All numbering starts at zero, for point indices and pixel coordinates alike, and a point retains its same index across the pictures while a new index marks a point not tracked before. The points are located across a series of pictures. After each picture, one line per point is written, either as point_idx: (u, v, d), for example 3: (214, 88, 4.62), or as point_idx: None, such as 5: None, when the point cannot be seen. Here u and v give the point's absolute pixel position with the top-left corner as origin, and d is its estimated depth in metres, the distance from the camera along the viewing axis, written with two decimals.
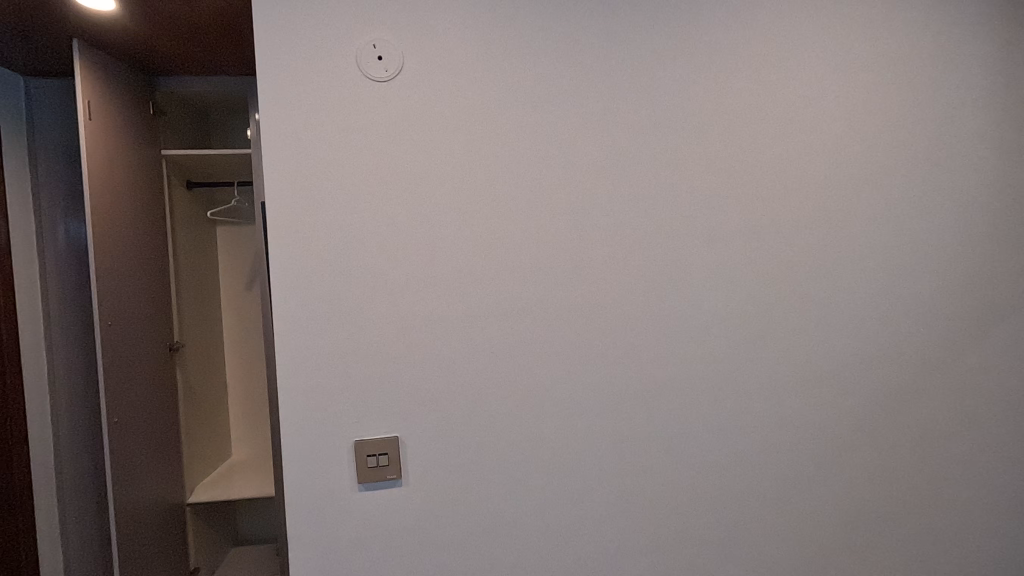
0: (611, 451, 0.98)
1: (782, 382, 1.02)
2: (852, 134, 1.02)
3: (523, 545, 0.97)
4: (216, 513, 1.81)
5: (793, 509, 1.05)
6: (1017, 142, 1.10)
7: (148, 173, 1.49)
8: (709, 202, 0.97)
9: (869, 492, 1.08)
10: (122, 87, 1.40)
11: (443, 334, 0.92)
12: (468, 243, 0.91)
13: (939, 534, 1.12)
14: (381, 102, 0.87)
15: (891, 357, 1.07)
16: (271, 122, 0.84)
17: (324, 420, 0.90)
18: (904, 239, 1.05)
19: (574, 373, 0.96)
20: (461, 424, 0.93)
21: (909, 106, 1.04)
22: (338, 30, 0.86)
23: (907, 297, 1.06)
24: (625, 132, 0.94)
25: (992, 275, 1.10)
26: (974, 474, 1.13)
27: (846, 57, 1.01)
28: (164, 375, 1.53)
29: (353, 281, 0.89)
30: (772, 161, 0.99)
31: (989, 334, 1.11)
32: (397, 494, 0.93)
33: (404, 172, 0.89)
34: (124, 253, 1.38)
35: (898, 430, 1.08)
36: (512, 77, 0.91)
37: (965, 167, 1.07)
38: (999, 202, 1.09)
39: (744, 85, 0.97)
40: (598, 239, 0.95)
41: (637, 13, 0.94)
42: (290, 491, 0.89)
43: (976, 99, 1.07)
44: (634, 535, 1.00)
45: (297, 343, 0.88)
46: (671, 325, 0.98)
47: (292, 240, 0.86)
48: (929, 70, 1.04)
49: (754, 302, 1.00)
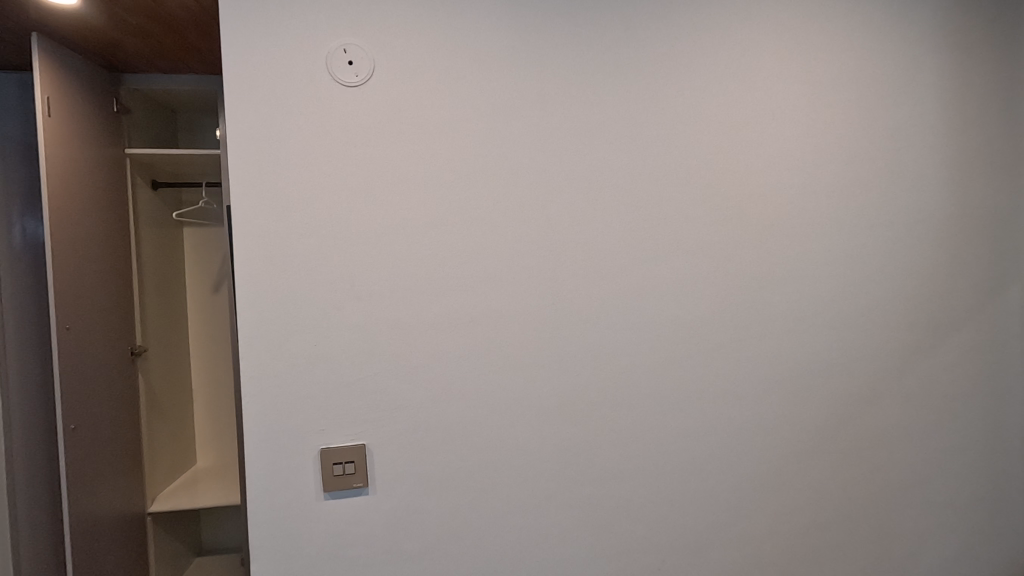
0: (578, 457, 0.99)
1: (746, 389, 1.04)
2: (815, 147, 1.04)
3: (491, 555, 0.97)
4: (179, 522, 1.76)
5: (757, 515, 1.07)
6: (971, 158, 1.14)
7: (110, 172, 1.45)
8: (676, 212, 0.99)
9: (830, 496, 1.10)
10: (84, 83, 1.35)
11: (411, 341, 0.91)
12: (437, 251, 0.91)
13: (898, 541, 1.15)
14: (351, 107, 0.87)
15: (853, 368, 1.10)
16: (238, 126, 0.83)
17: (290, 428, 0.88)
18: (864, 250, 1.08)
19: (543, 380, 0.96)
20: (429, 431, 0.93)
21: (870, 121, 1.07)
22: (309, 34, 0.85)
23: (867, 306, 1.09)
24: (596, 144, 0.95)
25: (949, 285, 1.14)
26: (932, 478, 1.16)
27: (810, 70, 1.03)
28: (125, 379, 1.48)
29: (321, 287, 0.88)
30: (739, 173, 1.01)
31: (945, 343, 1.14)
32: (364, 502, 0.92)
33: (374, 178, 0.88)
34: (84, 254, 1.34)
35: (859, 436, 1.11)
36: (482, 84, 0.91)
37: (923, 180, 1.11)
38: (954, 215, 1.13)
39: (713, 99, 0.99)
40: (568, 247, 0.95)
41: (607, 24, 0.95)
42: (254, 500, 0.88)
43: (933, 116, 1.11)
44: (602, 542, 1.01)
45: (263, 349, 0.87)
46: (639, 333, 0.99)
47: (259, 245, 0.85)
48: (889, 87, 1.08)
49: (721, 311, 1.02)
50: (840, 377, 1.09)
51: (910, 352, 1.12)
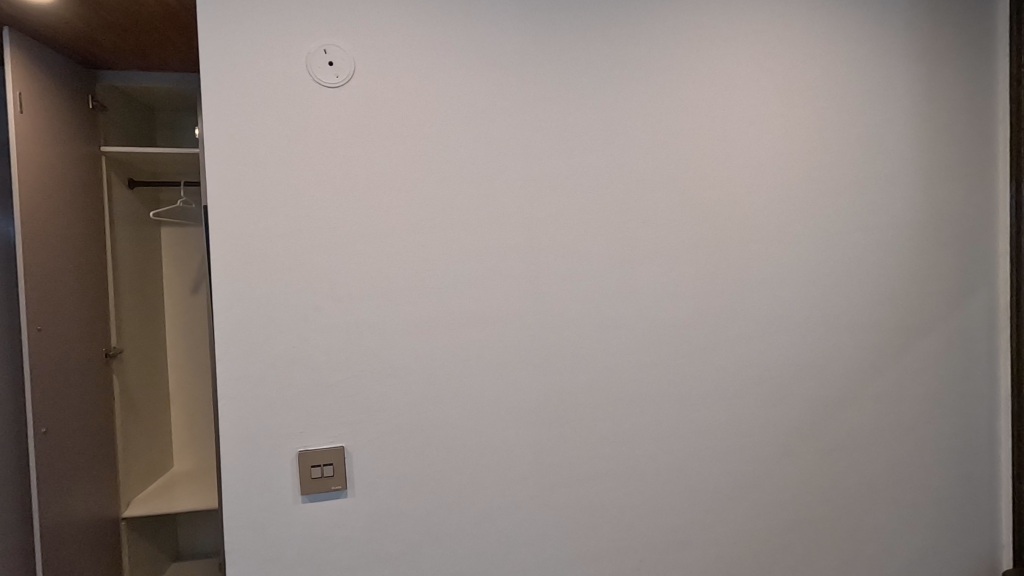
0: (558, 457, 0.99)
1: (722, 390, 1.06)
2: (790, 152, 1.07)
3: (470, 556, 0.97)
4: (155, 527, 1.72)
5: (733, 515, 1.09)
6: (940, 164, 1.17)
7: (85, 170, 1.42)
8: (655, 215, 1.00)
9: (803, 496, 1.12)
10: (60, 80, 1.33)
11: (391, 343, 0.91)
12: (418, 253, 0.91)
13: (870, 539, 1.17)
14: (331, 108, 0.87)
15: (828, 370, 1.12)
16: (217, 125, 0.83)
17: (268, 429, 0.88)
18: (837, 254, 1.11)
19: (523, 381, 0.97)
20: (409, 433, 0.93)
21: (843, 127, 1.10)
22: (289, 35, 0.85)
23: (840, 308, 1.12)
24: (576, 147, 0.96)
25: (919, 289, 1.17)
26: (901, 478, 1.18)
27: (784, 77, 1.05)
28: (98, 382, 1.45)
29: (302, 288, 0.88)
30: (716, 178, 1.03)
31: (915, 345, 1.17)
32: (343, 505, 0.91)
33: (355, 180, 0.88)
34: (57, 254, 1.31)
35: (832, 436, 1.13)
36: (463, 87, 0.92)
37: (894, 186, 1.13)
38: (923, 220, 1.16)
39: (691, 104, 1.01)
40: (547, 249, 0.96)
41: (587, 29, 0.96)
42: (230, 503, 0.87)
43: (904, 123, 1.14)
44: (581, 543, 1.01)
45: (242, 350, 0.86)
46: (618, 335, 1.00)
47: (238, 245, 0.85)
48: (861, 94, 1.10)
49: (699, 314, 1.04)
50: (816, 379, 1.11)
51: (881, 354, 1.15)
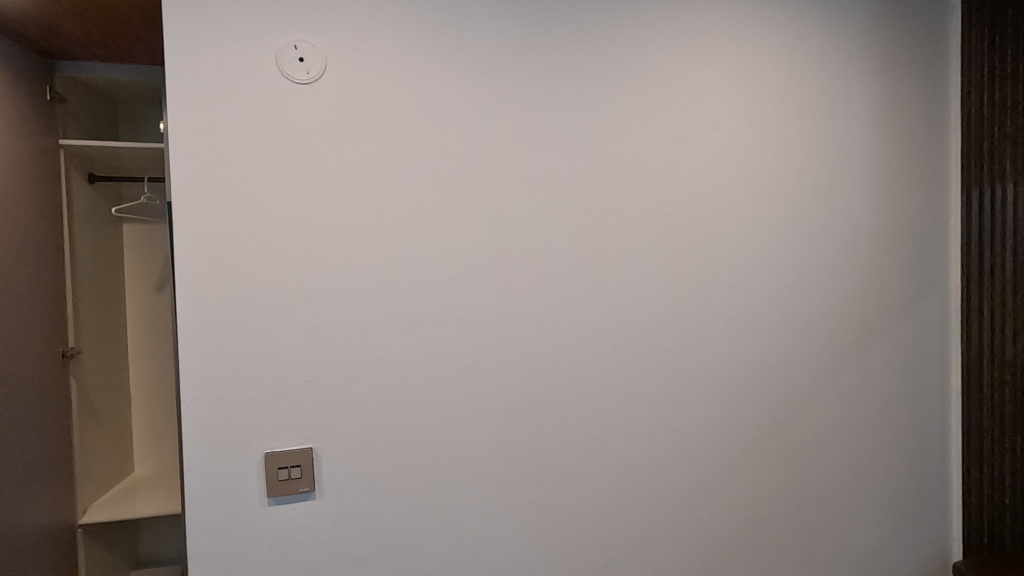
0: (528, 457, 1.00)
1: (690, 389, 1.08)
2: (755, 158, 1.10)
3: (440, 557, 0.97)
4: (115, 534, 1.65)
5: (699, 511, 1.11)
6: (895, 172, 1.22)
7: (43, 165, 1.36)
8: (625, 218, 1.02)
9: (766, 493, 1.16)
10: (18, 71, 1.28)
11: (360, 342, 0.91)
12: (390, 252, 0.91)
13: (829, 534, 1.21)
14: (301, 104, 0.86)
15: (790, 369, 1.15)
16: (181, 120, 0.81)
17: (232, 431, 0.86)
18: (799, 257, 1.14)
19: (494, 382, 0.97)
20: (379, 434, 0.92)
21: (805, 135, 1.13)
22: (258, 30, 0.84)
23: (801, 310, 1.15)
24: (547, 150, 0.97)
25: (875, 292, 1.21)
26: (858, 474, 1.23)
27: (750, 85, 1.09)
28: (54, 384, 1.39)
29: (269, 287, 0.86)
30: (684, 182, 1.05)
31: (872, 346, 1.22)
32: (311, 507, 0.90)
33: (325, 177, 0.88)
34: (11, 251, 1.25)
35: (793, 434, 1.17)
36: (436, 87, 0.92)
37: (852, 192, 1.18)
38: (880, 226, 1.21)
39: (660, 110, 1.03)
40: (519, 250, 0.97)
41: (559, 35, 0.97)
42: (193, 506, 0.85)
43: (862, 132, 1.18)
44: (551, 541, 1.02)
45: (206, 350, 0.85)
46: (588, 335, 1.02)
47: (203, 242, 0.83)
48: (823, 103, 1.14)
49: (667, 315, 1.06)
50: (779, 379, 1.15)
51: (840, 355, 1.19)
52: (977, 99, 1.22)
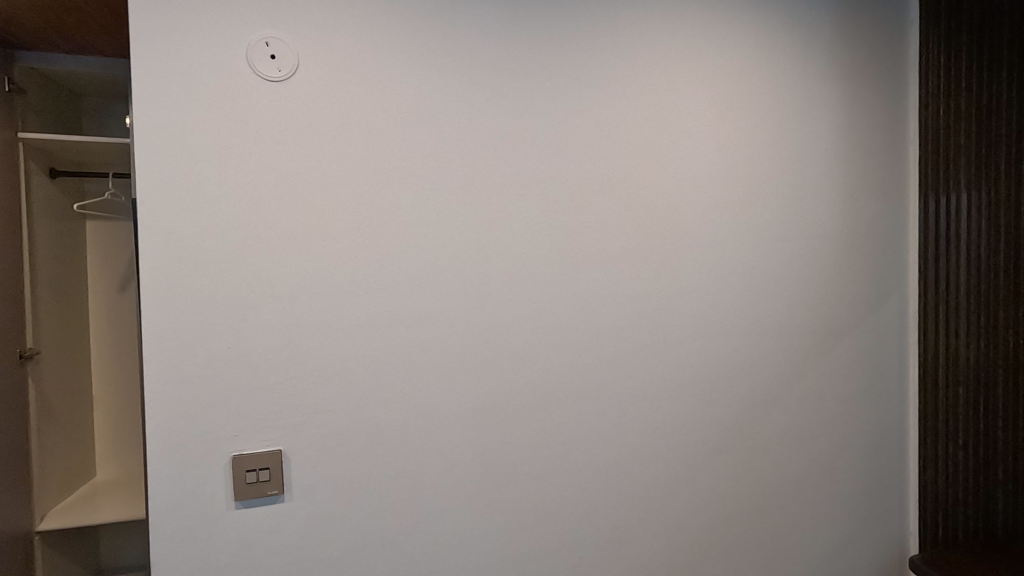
0: (500, 458, 1.01)
1: (659, 389, 1.11)
2: (724, 164, 1.13)
3: (412, 558, 0.97)
4: (75, 541, 1.58)
5: (669, 510, 1.13)
6: (857, 180, 1.26)
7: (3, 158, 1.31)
8: (597, 221, 1.04)
9: (733, 492, 1.19)
10: None
11: (331, 343, 0.90)
12: (363, 253, 0.91)
13: (793, 531, 1.25)
14: (273, 101, 0.85)
15: (756, 371, 1.19)
16: (147, 116, 0.80)
17: (198, 433, 0.85)
18: (766, 261, 1.18)
19: (467, 382, 0.98)
20: (349, 436, 0.92)
21: (772, 143, 1.17)
22: (229, 27, 0.83)
23: (767, 312, 1.19)
24: (521, 153, 0.99)
25: (838, 297, 1.25)
26: (821, 473, 1.26)
27: (719, 92, 1.12)
28: (11, 386, 1.33)
29: (237, 287, 0.85)
30: (654, 186, 1.07)
31: (834, 349, 1.26)
32: (279, 510, 0.89)
33: (297, 176, 0.87)
34: None
35: (759, 434, 1.20)
36: (410, 88, 0.92)
37: (816, 199, 1.22)
38: (842, 232, 1.25)
39: (632, 115, 1.05)
40: (492, 252, 0.98)
41: (533, 41, 0.98)
42: (156, 511, 0.83)
43: (826, 141, 1.22)
44: (524, 541, 1.03)
45: (171, 351, 0.83)
46: (560, 336, 1.03)
47: (169, 241, 0.82)
48: (788, 111, 1.18)
49: (638, 316, 1.08)
50: (745, 380, 1.18)
51: (804, 357, 1.23)
52: (934, 112, 1.27)
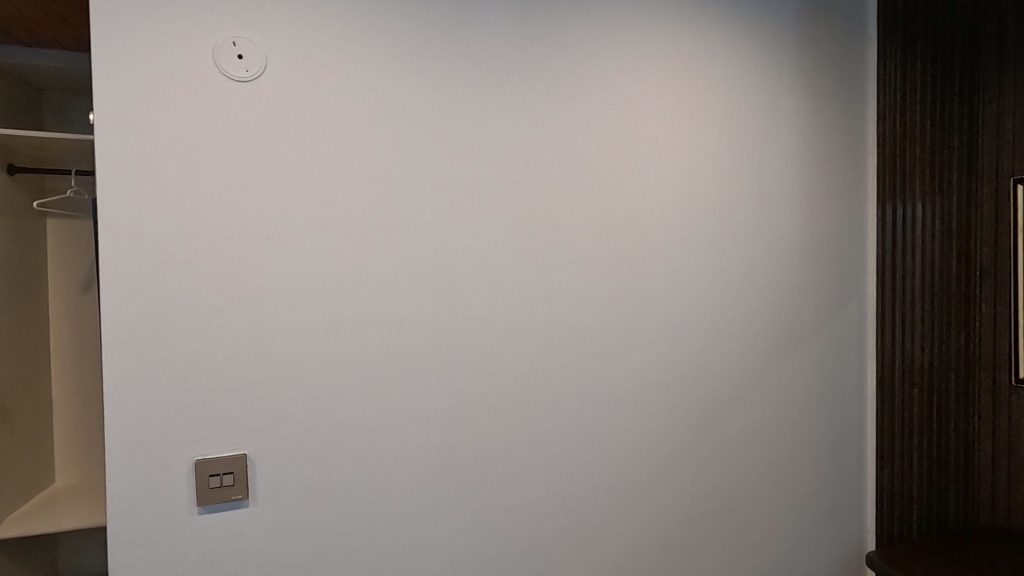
0: (469, 458, 1.01)
1: (626, 390, 1.13)
2: (688, 170, 1.15)
3: (380, 560, 0.97)
4: (32, 550, 1.53)
5: (635, 510, 1.16)
6: (817, 187, 1.30)
7: None
8: (564, 225, 1.05)
9: (698, 491, 1.21)
10: None
11: (298, 344, 0.90)
12: (332, 256, 0.91)
13: (756, 530, 1.28)
14: (240, 101, 0.85)
15: (720, 372, 1.22)
16: (108, 115, 0.79)
17: (160, 437, 0.83)
18: (729, 265, 1.21)
19: (435, 384, 0.98)
20: (316, 439, 0.92)
21: (736, 150, 1.20)
22: (195, 27, 0.82)
23: (730, 316, 1.22)
24: (491, 157, 1.00)
25: (799, 301, 1.29)
26: (783, 472, 1.30)
27: (685, 100, 1.15)
28: None
29: (201, 288, 0.84)
30: (621, 191, 1.10)
31: (794, 352, 1.29)
32: (245, 514, 0.88)
33: (263, 177, 0.86)
34: None
35: (723, 434, 1.23)
36: (380, 91, 0.93)
37: (778, 205, 1.25)
38: (803, 238, 1.29)
39: (599, 121, 1.07)
40: (462, 255, 0.99)
41: (501, 47, 1.00)
42: (116, 517, 0.82)
43: (787, 150, 1.26)
44: (492, 541, 1.04)
45: (131, 354, 0.82)
46: (529, 338, 1.04)
47: (129, 241, 0.81)
48: (752, 120, 1.21)
49: (605, 318, 1.10)
50: (709, 381, 1.21)
51: (765, 360, 1.26)
52: (890, 124, 1.31)
